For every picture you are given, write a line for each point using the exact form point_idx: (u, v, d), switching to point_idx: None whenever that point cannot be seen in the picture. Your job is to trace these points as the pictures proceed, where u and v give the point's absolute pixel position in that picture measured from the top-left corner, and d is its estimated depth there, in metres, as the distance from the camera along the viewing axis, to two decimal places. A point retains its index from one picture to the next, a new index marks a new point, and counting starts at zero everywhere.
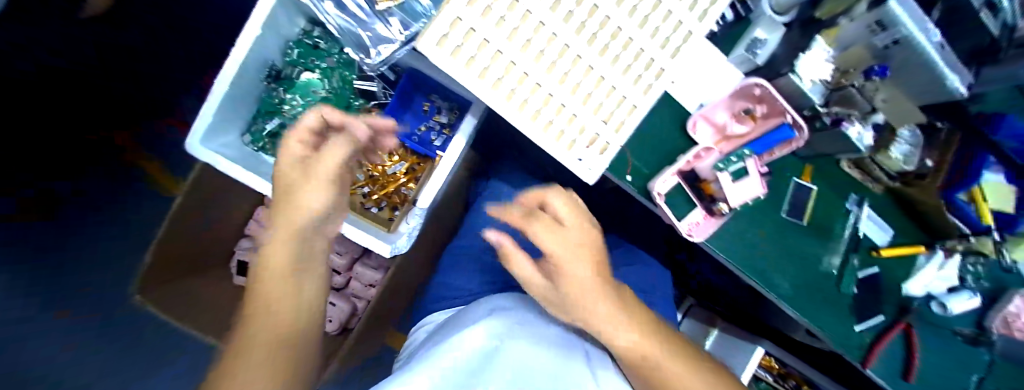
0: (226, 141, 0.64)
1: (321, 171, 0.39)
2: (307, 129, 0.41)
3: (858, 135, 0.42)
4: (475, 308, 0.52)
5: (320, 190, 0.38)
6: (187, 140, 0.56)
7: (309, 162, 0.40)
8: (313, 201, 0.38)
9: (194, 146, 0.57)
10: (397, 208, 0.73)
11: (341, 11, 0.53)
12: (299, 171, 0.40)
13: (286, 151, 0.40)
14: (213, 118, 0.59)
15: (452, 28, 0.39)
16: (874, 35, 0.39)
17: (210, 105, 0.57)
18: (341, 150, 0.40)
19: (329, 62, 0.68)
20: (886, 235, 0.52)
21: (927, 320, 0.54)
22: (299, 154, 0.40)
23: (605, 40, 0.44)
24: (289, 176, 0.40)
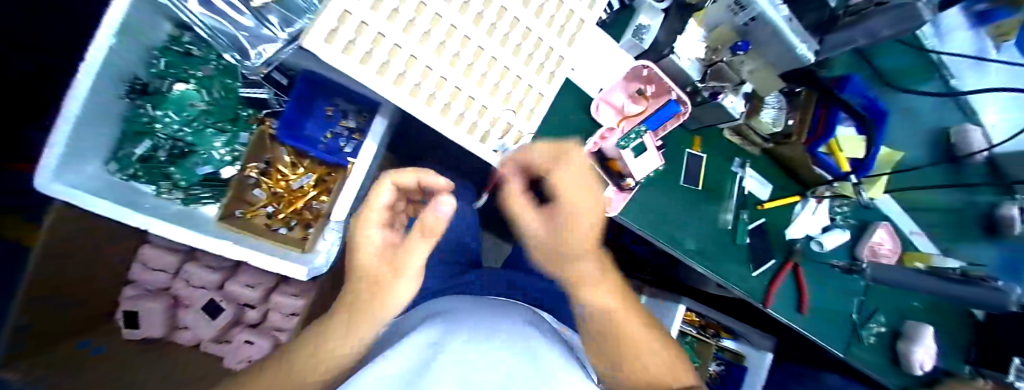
0: (86, 173, 0.56)
1: (411, 265, 0.37)
2: (382, 208, 0.40)
3: (730, 104, 0.46)
4: (406, 317, 0.50)
5: (410, 282, 0.38)
6: (36, 180, 0.49)
7: (393, 251, 0.38)
8: (405, 293, 0.37)
9: (43, 185, 0.49)
10: (309, 225, 0.71)
11: (207, 10, 0.46)
12: (386, 264, 0.38)
13: (369, 241, 0.39)
14: (66, 147, 0.51)
15: (340, 23, 0.34)
16: (735, 14, 0.43)
17: (58, 131, 0.49)
18: (425, 246, 0.37)
19: (205, 71, 0.62)
20: (767, 189, 0.59)
21: (809, 258, 0.62)
22: (384, 237, 0.39)
23: (504, 30, 0.44)
24: (371, 261, 0.38)
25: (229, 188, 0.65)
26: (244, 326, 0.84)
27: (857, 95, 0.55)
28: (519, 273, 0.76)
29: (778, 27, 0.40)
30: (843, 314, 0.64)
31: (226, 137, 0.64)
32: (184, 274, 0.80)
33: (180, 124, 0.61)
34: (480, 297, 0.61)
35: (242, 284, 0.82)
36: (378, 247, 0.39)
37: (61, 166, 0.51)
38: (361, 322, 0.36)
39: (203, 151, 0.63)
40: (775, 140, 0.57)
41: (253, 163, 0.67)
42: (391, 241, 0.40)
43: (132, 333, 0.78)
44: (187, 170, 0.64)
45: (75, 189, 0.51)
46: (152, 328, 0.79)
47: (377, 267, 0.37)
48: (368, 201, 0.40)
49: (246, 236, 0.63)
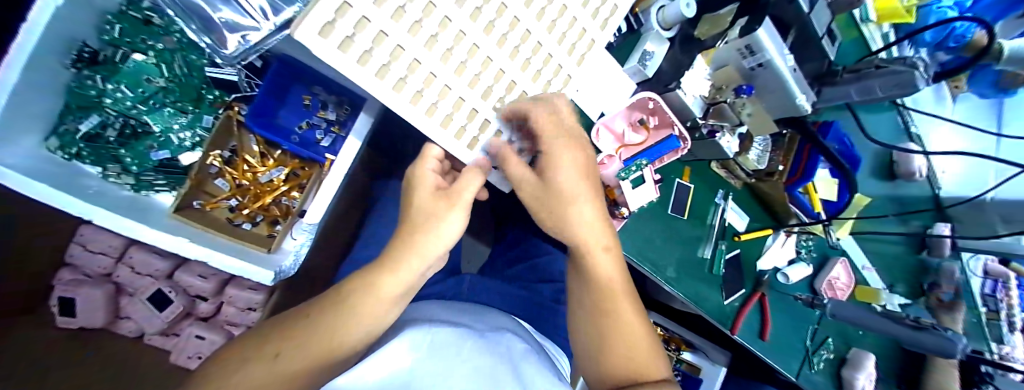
0: (26, 150, 0.49)
1: (462, 197, 0.40)
2: (434, 159, 0.42)
3: (726, 144, 0.47)
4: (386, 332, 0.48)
5: (460, 214, 0.40)
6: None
7: (445, 191, 0.41)
8: (455, 224, 0.40)
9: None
10: (276, 222, 0.65)
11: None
12: (438, 201, 0.40)
13: (425, 179, 0.41)
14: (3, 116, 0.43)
15: (339, 14, 0.32)
16: (743, 58, 0.44)
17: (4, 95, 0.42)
18: (476, 182, 0.41)
19: (166, 43, 0.57)
20: (745, 222, 0.61)
21: (775, 288, 0.65)
22: (436, 182, 0.42)
23: (515, 41, 0.42)
24: (424, 204, 0.40)
25: (188, 177, 0.58)
26: (196, 319, 0.78)
27: (836, 142, 0.59)
28: (492, 280, 0.74)
29: (783, 77, 0.44)
30: (800, 342, 0.68)
31: (187, 118, 0.59)
32: (128, 259, 0.72)
33: (133, 101, 0.56)
34: (455, 304, 0.60)
35: (195, 274, 0.74)
36: (430, 188, 0.41)
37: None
38: (399, 275, 0.39)
39: (158, 133, 0.59)
40: (757, 176, 0.58)
41: (216, 150, 0.60)
42: (441, 185, 0.42)
43: (67, 320, 0.71)
44: (139, 153, 0.58)
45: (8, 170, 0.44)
46: (91, 318, 0.72)
47: (430, 205, 0.40)
48: (422, 153, 0.42)
49: (204, 233, 0.57)
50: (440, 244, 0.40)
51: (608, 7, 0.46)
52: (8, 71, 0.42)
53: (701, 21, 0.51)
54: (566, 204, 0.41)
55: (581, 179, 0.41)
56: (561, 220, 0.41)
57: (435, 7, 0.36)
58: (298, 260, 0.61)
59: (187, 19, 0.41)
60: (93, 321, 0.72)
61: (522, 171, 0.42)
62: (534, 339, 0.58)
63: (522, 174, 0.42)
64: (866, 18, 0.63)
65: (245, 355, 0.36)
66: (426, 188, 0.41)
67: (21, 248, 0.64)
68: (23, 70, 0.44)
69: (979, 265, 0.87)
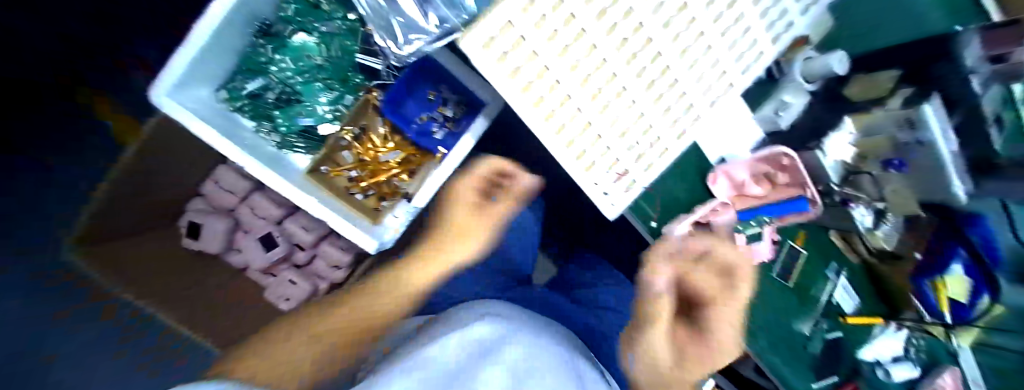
0: (198, 96, 0.61)
1: (491, 214, 0.61)
2: (475, 178, 0.62)
3: (860, 216, 0.47)
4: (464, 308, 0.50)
5: (473, 239, 0.60)
6: (152, 90, 0.53)
7: (480, 208, 0.61)
8: (459, 256, 0.58)
9: (157, 100, 0.53)
10: (383, 199, 0.72)
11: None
12: (473, 220, 0.60)
13: (460, 196, 0.61)
14: (186, 67, 0.55)
15: (501, 32, 0.34)
16: (900, 130, 0.41)
17: (186, 48, 0.53)
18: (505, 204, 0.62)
19: (330, 27, 0.64)
20: (854, 303, 0.56)
21: (872, 384, 0.59)
22: (471, 197, 0.61)
23: (654, 74, 0.43)
24: (462, 215, 0.60)
25: (324, 146, 0.66)
26: (290, 266, 0.87)
27: (976, 236, 0.53)
28: (558, 295, 0.75)
29: (942, 160, 0.40)
30: None
31: (332, 95, 0.65)
32: (250, 201, 0.83)
33: (294, 73, 0.64)
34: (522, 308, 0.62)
35: (300, 226, 0.84)
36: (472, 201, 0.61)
37: (176, 86, 0.55)
38: (438, 264, 0.56)
39: (306, 102, 0.65)
40: (879, 256, 0.55)
41: (350, 126, 0.67)
42: (475, 201, 0.61)
43: (190, 242, 0.82)
44: (289, 117, 0.66)
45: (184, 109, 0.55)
46: (210, 245, 0.82)
47: (466, 220, 0.60)
48: (467, 173, 0.63)
49: (329, 196, 0.65)
50: (466, 253, 0.59)
51: (754, 53, 0.46)
52: (201, 30, 0.52)
53: (851, 80, 0.49)
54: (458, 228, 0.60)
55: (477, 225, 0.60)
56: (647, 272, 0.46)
57: (588, 34, 0.37)
58: (397, 236, 0.68)
59: (374, 21, 0.49)
60: (210, 248, 0.83)
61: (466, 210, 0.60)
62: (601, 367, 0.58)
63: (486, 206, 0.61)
64: None
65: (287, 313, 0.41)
66: (467, 202, 0.61)
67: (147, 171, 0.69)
68: (209, 41, 0.55)
69: None
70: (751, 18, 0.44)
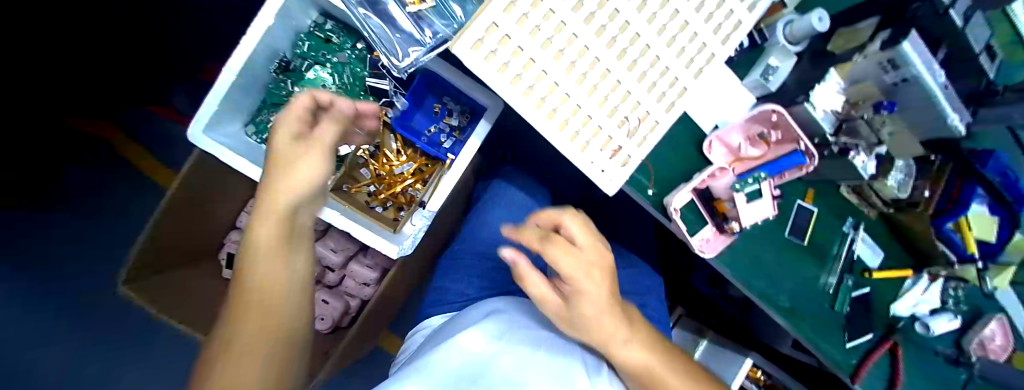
0: (228, 131, 0.67)
1: (323, 142, 0.46)
2: (298, 118, 0.44)
3: (861, 164, 0.46)
4: (468, 314, 0.55)
5: (314, 160, 0.44)
6: (188, 129, 0.59)
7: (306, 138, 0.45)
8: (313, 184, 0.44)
9: (194, 137, 0.59)
10: (401, 209, 0.76)
11: (381, 20, 0.52)
12: (291, 149, 0.43)
13: (285, 135, 0.44)
14: (216, 108, 0.61)
15: (486, 34, 0.40)
16: (884, 73, 0.42)
17: (218, 88, 0.60)
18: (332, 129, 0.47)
19: (340, 57, 0.71)
20: (878, 257, 0.56)
21: (910, 339, 0.58)
22: (295, 129, 0.44)
23: (635, 55, 0.46)
24: (281, 151, 0.43)
25: (342, 166, 0.70)
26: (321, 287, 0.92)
27: (997, 174, 0.50)
28: None
29: (933, 95, 0.40)
30: None
31: None
32: None
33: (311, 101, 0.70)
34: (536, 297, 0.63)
35: (328, 248, 0.85)
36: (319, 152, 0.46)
37: (209, 125, 0.61)
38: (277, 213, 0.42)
39: None
40: (896, 206, 0.54)
41: (364, 145, 0.71)
42: (321, 137, 0.46)
43: (230, 273, 0.90)
44: None
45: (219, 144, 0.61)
46: None
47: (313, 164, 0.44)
48: (286, 107, 0.44)
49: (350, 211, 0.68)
50: (309, 173, 0.43)
51: (731, 23, 0.48)
52: (228, 73, 0.60)
53: (835, 35, 0.50)
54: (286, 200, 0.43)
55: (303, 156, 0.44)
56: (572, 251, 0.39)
57: (566, 25, 0.41)
58: (416, 242, 0.70)
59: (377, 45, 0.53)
60: None
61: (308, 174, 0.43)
62: None
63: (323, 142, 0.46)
64: None
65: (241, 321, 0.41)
66: (285, 138, 0.43)
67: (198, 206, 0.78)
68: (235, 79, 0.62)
69: None
70: None
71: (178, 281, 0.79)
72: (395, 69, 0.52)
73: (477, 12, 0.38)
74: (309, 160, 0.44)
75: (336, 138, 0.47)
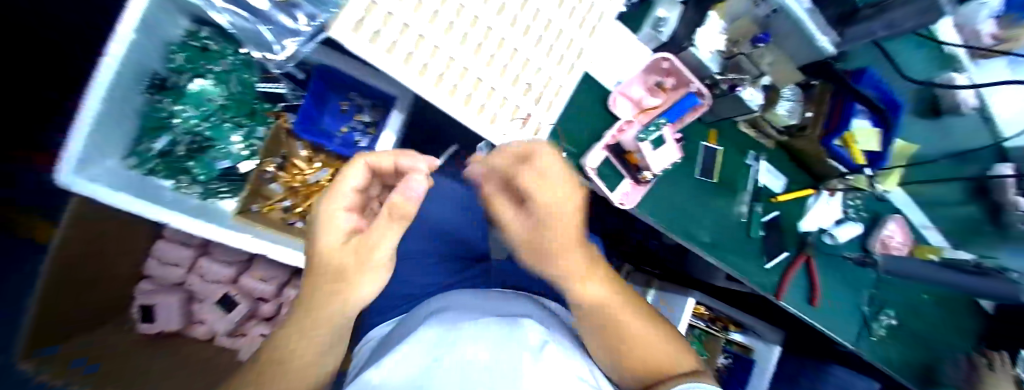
0: (102, 168, 0.57)
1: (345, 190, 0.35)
2: (354, 186, 0.35)
3: (749, 97, 0.47)
4: (410, 319, 0.53)
5: (376, 275, 0.34)
6: (57, 173, 0.50)
7: (361, 234, 0.33)
8: (369, 289, 0.33)
9: (66, 180, 0.50)
10: (324, 219, 0.70)
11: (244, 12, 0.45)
12: (351, 252, 0.32)
13: (332, 222, 0.33)
14: (86, 144, 0.52)
15: (367, 13, 0.36)
16: (756, 7, 0.45)
17: (84, 119, 0.50)
18: (361, 169, 0.36)
19: (223, 65, 0.63)
20: (780, 181, 0.60)
21: (821, 251, 0.63)
22: (350, 223, 0.34)
23: (527, 20, 0.44)
24: (335, 254, 0.32)
25: (247, 183, 0.64)
26: (258, 319, 0.85)
27: (871, 88, 0.56)
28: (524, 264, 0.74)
29: (800, 22, 0.42)
30: (855, 307, 0.65)
31: (243, 131, 0.66)
32: (198, 268, 0.81)
33: (197, 119, 0.62)
34: (482, 290, 0.62)
35: (257, 280, 0.82)
36: (344, 231, 0.33)
37: (80, 164, 0.53)
38: (322, 331, 0.33)
39: (221, 146, 0.64)
40: (788, 132, 0.58)
41: (270, 158, 0.67)
42: (358, 228, 0.35)
43: (146, 327, 0.79)
44: (206, 164, 0.65)
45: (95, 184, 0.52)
46: (168, 321, 0.80)
47: (339, 257, 0.32)
48: (336, 180, 0.35)
49: (265, 231, 0.63)
50: (372, 291, 0.34)
51: None
52: (92, 102, 0.50)
53: None
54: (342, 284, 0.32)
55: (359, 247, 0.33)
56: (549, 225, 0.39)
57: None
58: (346, 252, 0.66)
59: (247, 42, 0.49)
60: (170, 325, 0.81)
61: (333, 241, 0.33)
62: (566, 319, 0.58)
63: (340, 221, 0.33)
64: None
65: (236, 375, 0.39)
66: (326, 236, 0.33)
67: (102, 253, 0.67)
68: (101, 108, 0.53)
69: None
70: None
71: (96, 343, 0.70)
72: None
73: None
74: (388, 225, 0.33)
75: (363, 183, 0.36)
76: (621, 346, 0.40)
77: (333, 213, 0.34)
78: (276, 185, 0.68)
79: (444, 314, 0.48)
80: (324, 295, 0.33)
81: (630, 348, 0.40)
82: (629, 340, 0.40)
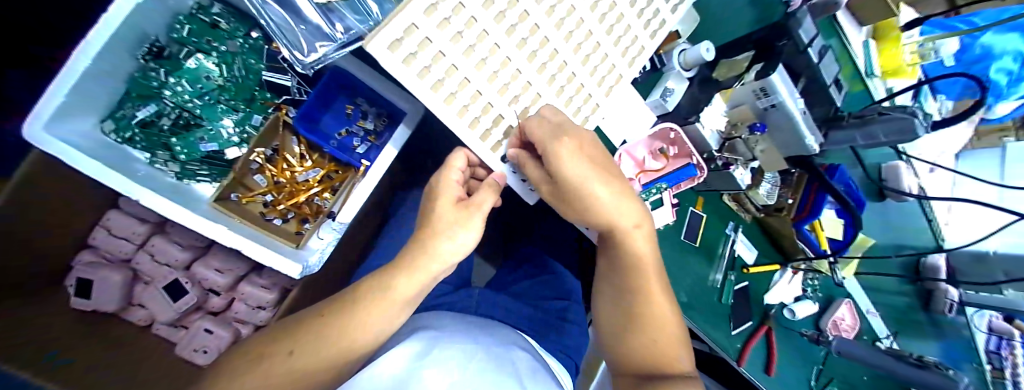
0: (77, 129, 0.53)
1: (481, 208, 0.45)
2: (458, 170, 0.47)
3: (739, 176, 0.52)
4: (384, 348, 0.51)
5: (470, 234, 0.45)
6: (24, 127, 0.46)
7: (467, 201, 0.45)
8: (469, 236, 0.45)
9: (31, 134, 0.46)
10: (306, 220, 0.68)
11: (284, 10, 0.48)
12: (460, 211, 0.45)
13: (447, 192, 0.45)
14: (63, 101, 0.49)
15: (406, 34, 0.36)
16: (758, 99, 0.49)
17: (69, 71, 0.47)
18: (463, 154, 0.47)
19: (231, 46, 0.62)
20: (753, 253, 0.64)
21: (781, 324, 0.67)
22: (457, 192, 0.46)
23: (553, 70, 0.47)
24: (446, 214, 0.44)
25: (232, 171, 0.61)
26: (207, 313, 0.79)
27: (841, 184, 0.63)
28: (500, 295, 0.74)
29: (794, 120, 0.48)
30: (803, 382, 0.69)
31: (238, 116, 0.63)
32: (150, 247, 0.75)
33: (191, 95, 0.61)
34: (465, 318, 0.61)
35: (214, 269, 0.76)
36: (456, 195, 0.46)
37: (53, 120, 0.48)
38: (413, 277, 0.43)
39: (209, 126, 0.63)
40: (766, 211, 0.62)
41: (261, 147, 0.64)
42: (461, 195, 0.47)
43: (81, 302, 0.70)
44: (190, 144, 0.62)
45: (65, 146, 0.48)
46: (105, 302, 0.72)
47: (451, 215, 0.44)
48: (445, 164, 0.47)
49: (241, 224, 0.60)
50: (456, 247, 0.44)
51: (636, 48, 0.51)
52: (79, 58, 0.47)
53: (719, 64, 0.57)
54: (432, 237, 0.44)
55: (464, 214, 0.45)
56: (580, 205, 0.43)
57: (488, 35, 0.41)
58: (324, 258, 0.64)
59: (281, 41, 0.48)
60: (107, 305, 0.73)
61: (456, 191, 0.46)
62: (538, 356, 0.58)
63: (450, 187, 0.46)
64: (871, 73, 0.72)
65: (237, 370, 0.39)
66: (447, 196, 0.45)
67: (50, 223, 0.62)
68: (88, 65, 0.50)
69: (983, 321, 0.91)
70: (630, 18, 0.49)
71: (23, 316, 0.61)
72: (299, 63, 0.47)
73: (395, 10, 0.34)
74: (490, 190, 0.46)
75: (493, 207, 0.46)
76: (627, 338, 0.46)
77: (449, 179, 0.46)
78: (260, 178, 0.64)
79: (431, 333, 0.50)
80: (420, 248, 0.44)
81: (643, 333, 0.45)
82: (654, 309, 0.45)
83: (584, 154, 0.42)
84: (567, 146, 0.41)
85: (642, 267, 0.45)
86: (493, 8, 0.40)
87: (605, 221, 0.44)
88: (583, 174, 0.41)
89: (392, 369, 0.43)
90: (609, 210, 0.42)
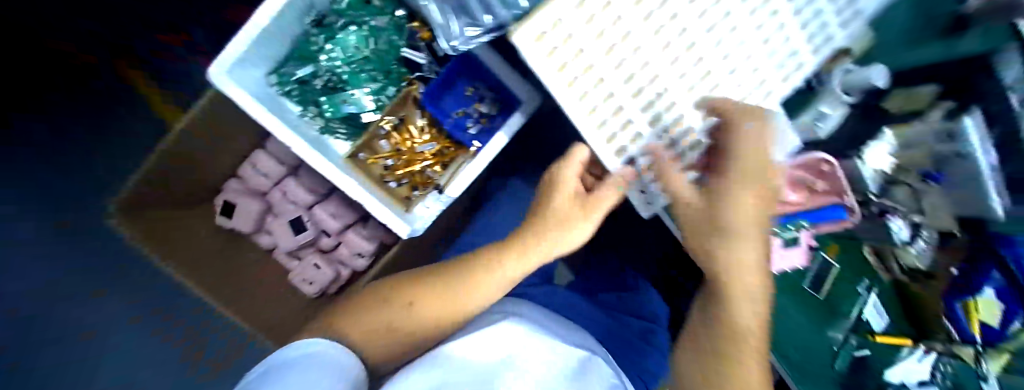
0: (252, 79, 0.64)
1: (599, 207, 0.46)
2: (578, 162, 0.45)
3: (899, 228, 0.51)
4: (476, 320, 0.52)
5: (588, 226, 0.46)
6: (209, 69, 0.55)
7: (586, 197, 0.47)
8: (580, 234, 0.46)
9: (215, 75, 0.56)
10: (416, 188, 0.74)
11: None
12: (577, 207, 0.46)
13: (565, 185, 0.45)
14: (243, 52, 0.58)
15: (552, 28, 0.38)
16: (940, 143, 0.44)
17: (249, 27, 0.55)
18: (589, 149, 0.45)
19: (379, 21, 0.68)
20: (883, 321, 0.56)
21: None
22: (574, 187, 0.46)
23: (695, 78, 0.44)
24: (562, 206, 0.45)
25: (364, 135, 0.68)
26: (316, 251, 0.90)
27: None
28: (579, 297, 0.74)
29: (980, 176, 0.41)
30: None
31: (376, 86, 0.69)
32: (283, 186, 0.86)
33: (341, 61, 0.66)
34: (550, 312, 0.62)
35: (328, 213, 0.86)
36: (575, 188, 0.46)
37: (234, 65, 0.58)
38: (514, 264, 0.46)
39: (351, 90, 0.68)
40: (912, 275, 0.55)
41: (390, 116, 0.69)
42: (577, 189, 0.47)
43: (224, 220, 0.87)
44: (335, 104, 0.68)
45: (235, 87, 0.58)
46: (242, 223, 0.87)
47: (566, 209, 0.45)
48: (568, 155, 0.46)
49: (368, 184, 0.68)
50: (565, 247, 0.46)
51: (794, 63, 0.46)
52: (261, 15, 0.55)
53: (891, 94, 0.49)
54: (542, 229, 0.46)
55: (580, 210, 0.46)
56: (719, 251, 0.42)
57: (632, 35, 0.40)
58: (428, 224, 0.68)
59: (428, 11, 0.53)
60: (244, 226, 0.87)
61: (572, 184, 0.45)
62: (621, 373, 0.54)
63: (570, 179, 0.45)
64: None
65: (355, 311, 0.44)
66: (567, 189, 0.45)
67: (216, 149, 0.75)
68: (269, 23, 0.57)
69: None
70: (790, 30, 0.45)
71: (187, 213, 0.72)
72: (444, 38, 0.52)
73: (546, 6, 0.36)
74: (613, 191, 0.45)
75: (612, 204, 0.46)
76: None
77: (569, 173, 0.45)
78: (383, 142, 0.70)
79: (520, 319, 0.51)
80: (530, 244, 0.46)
81: None
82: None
83: (759, 198, 0.40)
84: (751, 192, 0.40)
85: (749, 342, 0.41)
86: (642, 7, 0.39)
87: (721, 271, 0.42)
88: (745, 220, 0.40)
89: (481, 348, 0.43)
90: (752, 269, 0.41)
